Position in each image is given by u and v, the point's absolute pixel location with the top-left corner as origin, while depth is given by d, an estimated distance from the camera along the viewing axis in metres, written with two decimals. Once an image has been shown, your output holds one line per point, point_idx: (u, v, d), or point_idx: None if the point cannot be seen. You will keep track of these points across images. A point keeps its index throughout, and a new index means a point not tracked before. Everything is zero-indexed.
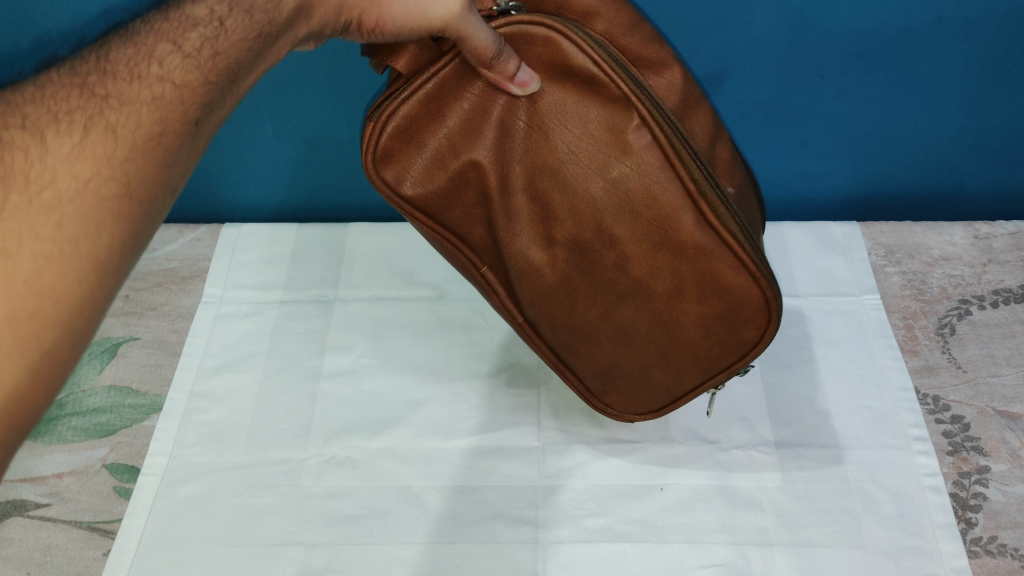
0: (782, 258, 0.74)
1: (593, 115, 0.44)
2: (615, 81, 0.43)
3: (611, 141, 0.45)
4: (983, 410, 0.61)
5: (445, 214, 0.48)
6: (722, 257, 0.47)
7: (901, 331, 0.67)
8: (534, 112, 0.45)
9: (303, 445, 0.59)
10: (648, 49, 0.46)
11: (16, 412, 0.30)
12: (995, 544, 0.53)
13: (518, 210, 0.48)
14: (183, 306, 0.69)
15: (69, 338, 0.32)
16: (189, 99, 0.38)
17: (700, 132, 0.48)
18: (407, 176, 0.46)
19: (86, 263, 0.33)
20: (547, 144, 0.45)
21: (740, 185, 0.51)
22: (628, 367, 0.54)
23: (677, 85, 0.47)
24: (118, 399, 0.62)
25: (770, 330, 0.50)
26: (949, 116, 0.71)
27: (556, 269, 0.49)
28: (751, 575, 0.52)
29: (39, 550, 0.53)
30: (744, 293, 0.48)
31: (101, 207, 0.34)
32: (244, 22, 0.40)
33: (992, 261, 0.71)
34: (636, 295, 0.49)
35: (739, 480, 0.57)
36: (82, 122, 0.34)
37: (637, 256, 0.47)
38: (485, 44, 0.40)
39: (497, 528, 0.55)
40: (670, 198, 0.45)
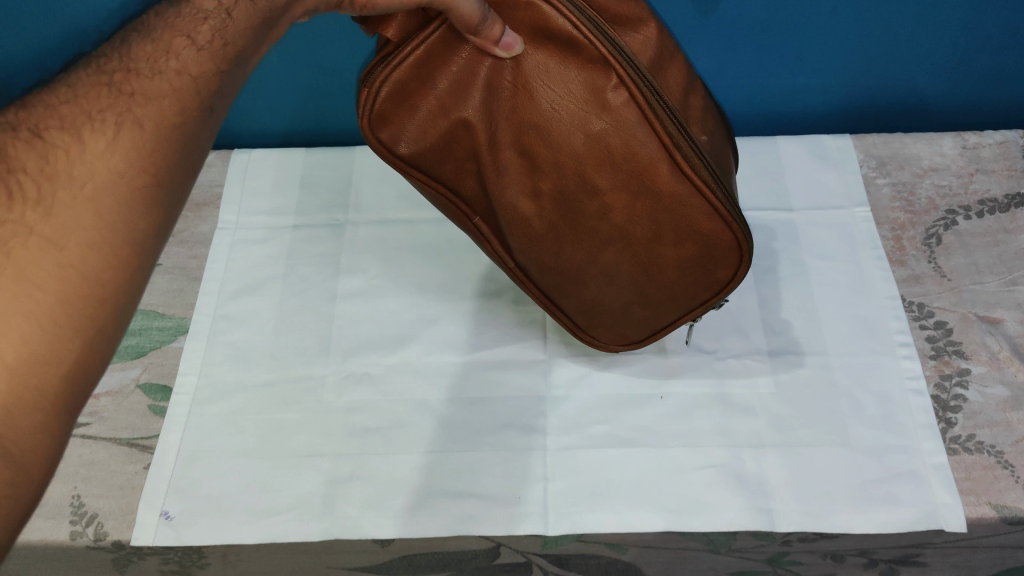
0: (777, 173, 0.76)
1: (574, 75, 0.47)
2: (594, 43, 0.45)
3: (592, 99, 0.47)
4: (966, 316, 0.64)
5: (438, 169, 0.51)
6: (696, 205, 0.50)
7: (890, 242, 0.70)
8: (518, 73, 0.47)
9: (323, 363, 0.62)
10: (622, 7, 0.49)
11: (77, 390, 0.31)
12: (973, 441, 0.58)
13: (506, 164, 0.50)
14: (200, 233, 0.72)
15: (110, 323, 0.32)
16: (204, 87, 0.38)
17: (674, 84, 0.52)
18: (402, 135, 0.49)
19: (127, 250, 0.33)
20: (532, 102, 0.47)
21: (712, 132, 0.55)
22: (611, 304, 0.58)
23: (652, 42, 0.50)
24: (146, 322, 0.65)
25: (742, 269, 0.54)
26: (939, 31, 0.72)
27: (543, 217, 0.53)
28: (744, 474, 0.57)
29: (83, 466, 0.57)
30: (717, 237, 0.51)
31: (136, 196, 0.34)
32: (249, 9, 0.41)
33: (980, 171, 0.74)
34: (617, 241, 0.53)
35: (734, 387, 0.61)
36: (112, 119, 0.35)
37: (617, 205, 0.51)
38: (471, 12, 0.42)
39: (509, 436, 0.59)
40: (647, 151, 0.48)
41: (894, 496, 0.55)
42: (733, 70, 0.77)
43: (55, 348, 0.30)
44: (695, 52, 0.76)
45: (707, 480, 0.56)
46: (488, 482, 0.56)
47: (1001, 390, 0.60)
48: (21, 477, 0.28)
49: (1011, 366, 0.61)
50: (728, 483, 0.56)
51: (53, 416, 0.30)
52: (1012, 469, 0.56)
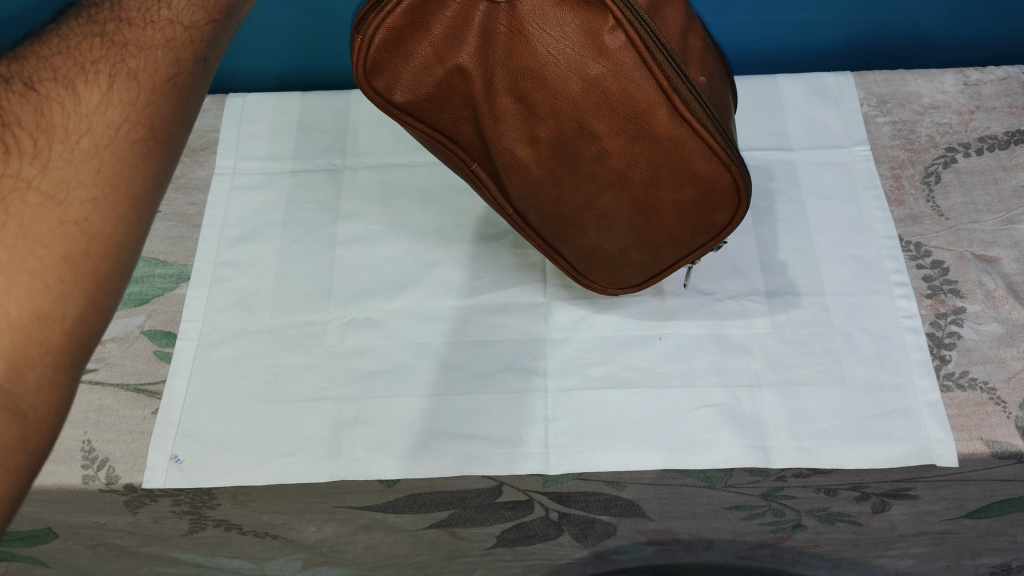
0: (776, 112, 0.75)
1: (569, 19, 0.46)
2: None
3: (588, 44, 0.47)
4: (962, 255, 0.65)
5: (434, 116, 0.52)
6: (694, 148, 0.50)
7: (889, 181, 0.70)
8: (513, 17, 0.46)
9: (325, 308, 0.63)
10: None
11: (81, 345, 0.31)
12: (966, 378, 0.59)
13: (503, 110, 0.50)
14: (198, 178, 0.72)
15: (111, 276, 0.32)
16: (197, 38, 0.39)
17: (672, 25, 0.51)
18: (397, 83, 0.49)
19: (127, 204, 0.33)
20: (528, 48, 0.47)
21: (711, 74, 0.54)
22: (610, 248, 0.58)
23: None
24: (147, 270, 0.66)
25: (740, 212, 0.54)
26: None
27: (540, 163, 0.53)
28: (741, 413, 0.58)
29: (92, 411, 0.58)
30: (716, 179, 0.52)
31: (134, 149, 0.34)
32: None
33: (980, 107, 0.73)
34: (615, 185, 0.53)
35: (731, 328, 0.62)
36: (106, 71, 0.34)
37: (615, 150, 0.51)
38: None
39: (510, 379, 0.59)
40: (646, 95, 0.48)
41: (887, 433, 0.56)
42: (734, 6, 0.76)
43: (61, 306, 0.30)
44: None
45: (705, 419, 0.58)
46: (490, 424, 0.57)
47: (996, 327, 0.61)
48: (29, 430, 0.29)
49: (1005, 304, 0.62)
50: (725, 421, 0.57)
51: (59, 371, 0.30)
52: (1004, 405, 0.57)
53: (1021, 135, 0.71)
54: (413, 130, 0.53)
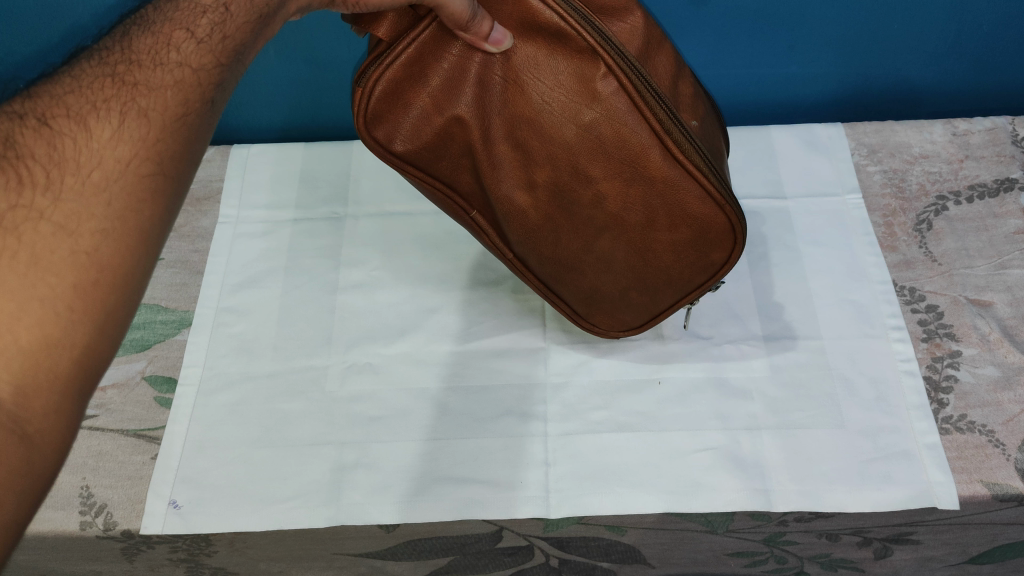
0: (770, 161, 0.77)
1: (562, 66, 0.48)
2: (580, 34, 0.46)
3: (581, 89, 0.48)
4: (956, 299, 0.66)
5: (434, 166, 0.53)
6: (689, 190, 0.51)
7: (881, 227, 0.71)
8: (508, 67, 0.49)
9: (326, 354, 0.63)
10: None
11: (91, 373, 0.32)
12: (964, 421, 0.59)
13: (501, 158, 0.52)
14: (201, 226, 0.73)
15: (121, 307, 0.33)
16: (206, 80, 0.38)
17: (663, 71, 0.53)
18: (397, 135, 0.51)
19: (137, 238, 0.33)
20: (523, 95, 0.49)
21: (703, 118, 0.56)
22: (610, 292, 0.59)
23: (639, 30, 0.51)
24: (150, 316, 0.66)
25: (737, 250, 0.54)
26: (931, 17, 0.73)
27: (538, 209, 0.54)
28: (741, 456, 0.58)
29: (91, 457, 0.58)
30: (712, 220, 0.52)
31: (143, 184, 0.34)
32: (245, 5, 0.42)
33: (969, 157, 0.75)
34: (612, 228, 0.54)
35: (730, 371, 0.62)
36: (118, 109, 0.35)
37: (611, 193, 0.52)
38: (461, 9, 0.43)
39: (510, 423, 0.60)
40: (639, 138, 0.49)
41: (888, 476, 0.56)
42: (727, 60, 0.78)
43: (69, 333, 0.31)
44: (688, 44, 0.77)
45: (705, 463, 0.57)
46: (490, 468, 0.57)
47: (992, 370, 0.61)
48: (33, 454, 0.30)
49: (1001, 347, 0.62)
50: (725, 465, 0.57)
51: (67, 399, 0.31)
52: (1003, 447, 0.57)
53: (1010, 183, 0.72)
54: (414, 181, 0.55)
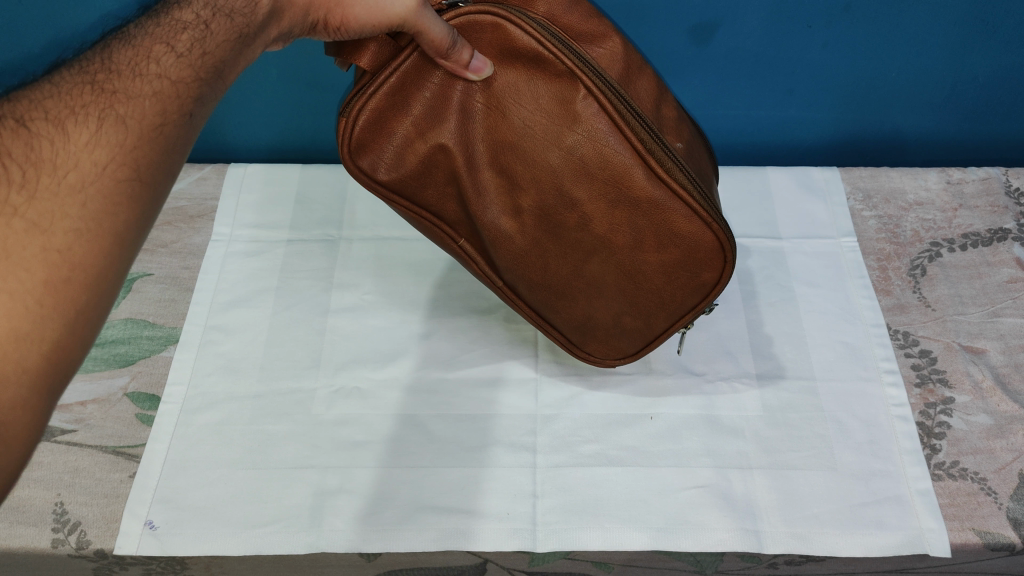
0: (766, 202, 0.77)
1: (543, 90, 0.48)
2: (558, 57, 0.47)
3: (562, 112, 0.49)
4: (949, 345, 0.65)
5: (419, 194, 0.53)
6: (675, 208, 0.51)
7: (875, 271, 0.71)
8: (489, 94, 0.49)
9: (314, 376, 0.62)
10: (587, 24, 0.51)
11: (60, 372, 0.31)
12: (956, 468, 0.58)
13: (486, 184, 0.52)
14: (193, 244, 0.72)
15: (93, 306, 0.32)
16: (185, 94, 0.37)
17: (645, 95, 0.53)
18: (380, 165, 0.50)
19: (111, 240, 0.33)
20: (505, 121, 0.49)
21: (688, 141, 0.56)
22: (602, 317, 0.59)
23: (618, 54, 0.52)
24: (135, 331, 0.65)
25: (728, 268, 0.53)
26: (929, 65, 0.74)
27: (525, 234, 0.54)
28: (731, 495, 0.57)
29: (68, 473, 0.57)
30: (700, 239, 0.52)
31: (119, 189, 0.33)
32: (226, 25, 0.42)
33: (963, 206, 0.75)
34: (601, 250, 0.54)
35: (722, 409, 0.62)
36: (95, 114, 0.34)
37: (597, 215, 0.52)
38: (440, 36, 0.44)
39: (498, 453, 0.59)
40: (621, 158, 0.49)
41: (880, 520, 0.56)
42: (726, 101, 0.78)
43: (39, 328, 0.30)
44: (687, 83, 0.77)
45: (694, 500, 0.57)
46: (476, 499, 0.56)
47: (985, 418, 0.61)
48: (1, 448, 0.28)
49: (993, 396, 0.62)
50: (715, 503, 0.56)
51: (35, 395, 0.30)
52: (995, 495, 0.57)
53: (1004, 233, 0.73)
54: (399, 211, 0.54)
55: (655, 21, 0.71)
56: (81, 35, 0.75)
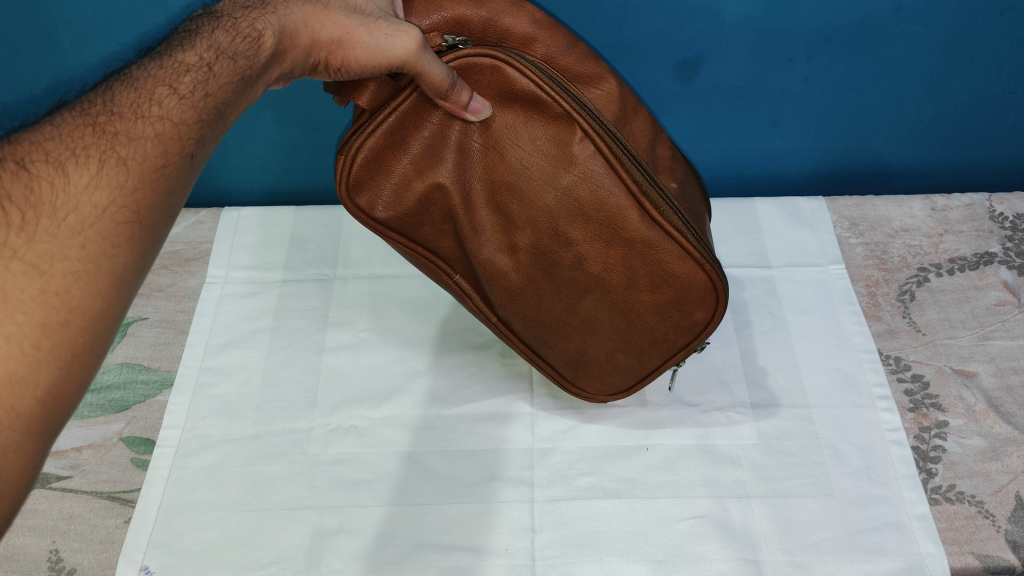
0: (755, 232, 0.78)
1: (540, 133, 0.49)
2: (557, 100, 0.48)
3: (559, 154, 0.50)
4: (941, 369, 0.66)
5: (416, 231, 0.54)
6: (669, 250, 0.51)
7: (865, 298, 0.72)
8: (487, 134, 0.50)
9: (310, 416, 0.62)
10: (585, 65, 0.52)
11: (56, 416, 0.31)
12: (953, 491, 0.59)
13: (482, 223, 0.53)
14: (188, 287, 0.72)
15: (91, 349, 0.32)
16: (186, 136, 0.38)
17: (641, 136, 0.54)
18: (377, 203, 0.51)
19: (109, 281, 0.33)
20: (503, 161, 0.50)
21: (682, 180, 0.57)
22: (596, 353, 0.59)
23: (615, 96, 0.53)
24: (131, 375, 0.65)
25: (720, 309, 0.54)
26: (909, 95, 0.75)
27: (520, 272, 0.55)
28: (730, 524, 0.57)
29: (62, 520, 0.56)
30: (693, 280, 0.52)
31: (119, 232, 0.34)
32: (229, 67, 0.42)
33: (948, 231, 0.76)
34: (595, 289, 0.54)
35: (718, 439, 0.62)
36: (96, 156, 0.35)
37: (592, 255, 0.52)
38: (439, 78, 0.45)
39: (496, 488, 0.58)
40: (618, 199, 0.50)
41: (879, 547, 0.56)
42: (713, 135, 0.79)
43: (35, 372, 0.30)
44: (674, 119, 0.78)
45: (692, 531, 0.56)
46: (475, 535, 0.56)
47: (979, 441, 0.61)
48: None
49: (987, 418, 0.62)
50: (714, 533, 0.56)
51: (31, 439, 0.30)
52: (992, 518, 0.57)
53: (989, 257, 0.74)
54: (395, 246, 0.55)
55: (641, 59, 0.72)
56: (78, 83, 0.76)
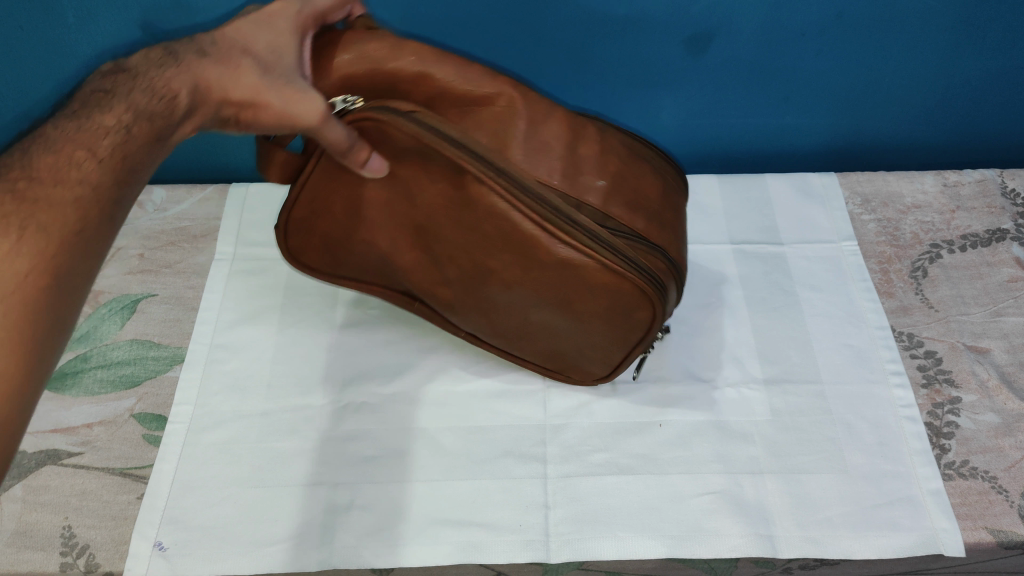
0: (766, 208, 0.77)
1: (436, 178, 0.50)
2: (443, 151, 0.47)
3: (458, 195, 0.50)
4: (954, 345, 0.66)
5: (372, 270, 0.60)
6: (582, 266, 0.50)
7: (878, 274, 0.71)
8: (394, 178, 0.52)
9: (321, 392, 0.62)
10: (466, 85, 0.51)
11: None
12: (966, 467, 0.58)
13: (420, 258, 0.56)
14: (197, 264, 0.71)
15: (15, 413, 0.32)
16: (106, 198, 0.39)
17: (552, 142, 0.52)
18: (301, 241, 0.59)
19: (30, 343, 0.34)
20: (411, 204, 0.53)
21: (620, 173, 0.54)
22: (561, 350, 0.59)
23: (504, 117, 0.51)
24: (141, 352, 0.65)
25: (659, 308, 0.53)
26: (921, 70, 0.74)
27: (467, 296, 0.57)
28: (744, 500, 0.57)
29: (75, 496, 0.56)
30: (623, 288, 0.52)
31: (38, 296, 0.35)
32: (146, 128, 0.43)
33: (960, 208, 0.76)
34: (537, 303, 0.55)
35: (731, 415, 0.62)
36: (15, 223, 0.36)
37: (516, 277, 0.53)
38: (338, 139, 0.47)
39: (509, 465, 0.58)
40: (511, 223, 0.49)
41: (893, 522, 0.56)
42: (721, 111, 0.78)
43: None
44: (682, 97, 0.76)
45: (707, 507, 0.56)
46: (488, 511, 0.56)
47: (992, 417, 0.61)
48: None
49: (1000, 394, 0.62)
50: (728, 510, 0.56)
51: None
52: (1006, 493, 0.57)
53: (1002, 233, 0.73)
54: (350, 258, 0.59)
55: (651, 35, 0.70)
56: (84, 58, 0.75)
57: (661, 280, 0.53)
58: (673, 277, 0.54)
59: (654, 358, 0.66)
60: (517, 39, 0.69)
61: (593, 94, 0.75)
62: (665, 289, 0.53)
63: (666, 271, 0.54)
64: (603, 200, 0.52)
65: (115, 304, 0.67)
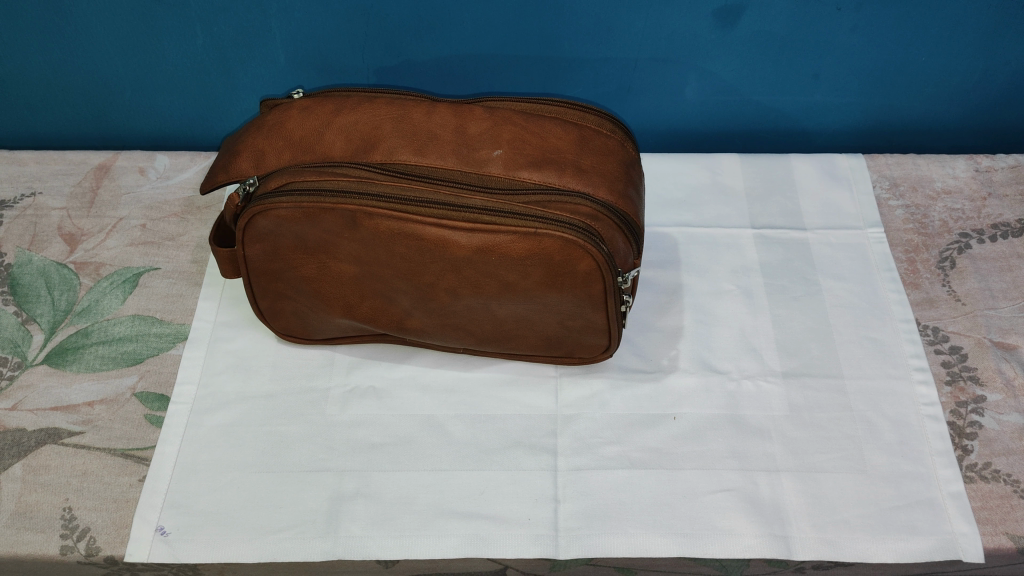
0: (790, 190, 0.74)
1: (296, 209, 0.52)
2: (278, 199, 0.52)
3: (321, 218, 0.52)
4: (980, 341, 0.63)
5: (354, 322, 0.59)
6: (501, 241, 0.51)
7: (904, 264, 0.69)
8: (272, 218, 0.53)
9: (327, 376, 0.61)
10: (350, 113, 0.55)
11: None
12: (989, 470, 0.57)
13: (395, 284, 0.55)
14: (201, 237, 0.69)
15: None
16: None
17: (404, 143, 0.53)
18: (283, 323, 0.60)
19: None
20: (303, 223, 0.53)
21: (513, 138, 0.54)
22: (545, 340, 0.58)
23: (349, 136, 0.54)
24: (143, 328, 0.63)
25: (598, 253, 0.51)
26: (959, 49, 0.71)
27: (447, 309, 0.56)
28: (759, 499, 0.55)
29: (76, 477, 0.55)
30: (549, 243, 0.51)
31: None
32: None
33: (992, 195, 0.73)
34: (507, 289, 0.54)
35: (747, 409, 0.60)
36: None
37: (485, 263, 0.52)
38: None
39: (518, 456, 0.57)
40: (424, 227, 0.51)
41: (911, 525, 0.54)
42: (748, 87, 0.74)
43: None
44: (708, 71, 0.73)
45: (720, 505, 0.55)
46: (496, 504, 0.54)
47: (1016, 418, 0.59)
48: None
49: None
50: (742, 509, 0.55)
51: None
52: None
53: None
54: (323, 323, 0.59)
55: (678, 7, 0.66)
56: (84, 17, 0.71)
57: (602, 236, 0.52)
58: (621, 232, 0.54)
59: (670, 348, 0.64)
60: (529, 8, 0.66)
61: (615, 69, 0.72)
62: (604, 241, 0.52)
63: (604, 221, 0.52)
64: (505, 167, 0.52)
65: (117, 278, 0.66)
